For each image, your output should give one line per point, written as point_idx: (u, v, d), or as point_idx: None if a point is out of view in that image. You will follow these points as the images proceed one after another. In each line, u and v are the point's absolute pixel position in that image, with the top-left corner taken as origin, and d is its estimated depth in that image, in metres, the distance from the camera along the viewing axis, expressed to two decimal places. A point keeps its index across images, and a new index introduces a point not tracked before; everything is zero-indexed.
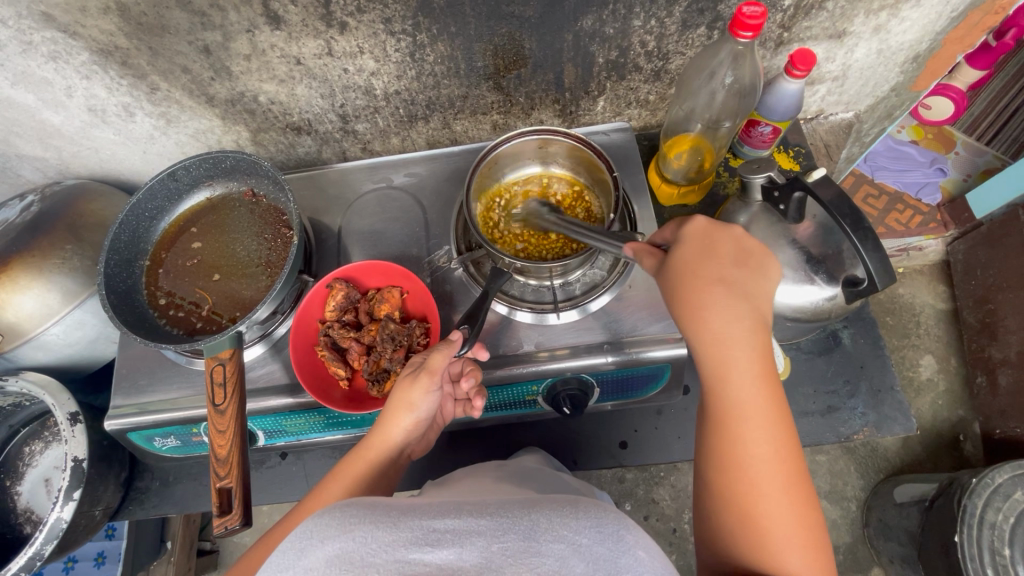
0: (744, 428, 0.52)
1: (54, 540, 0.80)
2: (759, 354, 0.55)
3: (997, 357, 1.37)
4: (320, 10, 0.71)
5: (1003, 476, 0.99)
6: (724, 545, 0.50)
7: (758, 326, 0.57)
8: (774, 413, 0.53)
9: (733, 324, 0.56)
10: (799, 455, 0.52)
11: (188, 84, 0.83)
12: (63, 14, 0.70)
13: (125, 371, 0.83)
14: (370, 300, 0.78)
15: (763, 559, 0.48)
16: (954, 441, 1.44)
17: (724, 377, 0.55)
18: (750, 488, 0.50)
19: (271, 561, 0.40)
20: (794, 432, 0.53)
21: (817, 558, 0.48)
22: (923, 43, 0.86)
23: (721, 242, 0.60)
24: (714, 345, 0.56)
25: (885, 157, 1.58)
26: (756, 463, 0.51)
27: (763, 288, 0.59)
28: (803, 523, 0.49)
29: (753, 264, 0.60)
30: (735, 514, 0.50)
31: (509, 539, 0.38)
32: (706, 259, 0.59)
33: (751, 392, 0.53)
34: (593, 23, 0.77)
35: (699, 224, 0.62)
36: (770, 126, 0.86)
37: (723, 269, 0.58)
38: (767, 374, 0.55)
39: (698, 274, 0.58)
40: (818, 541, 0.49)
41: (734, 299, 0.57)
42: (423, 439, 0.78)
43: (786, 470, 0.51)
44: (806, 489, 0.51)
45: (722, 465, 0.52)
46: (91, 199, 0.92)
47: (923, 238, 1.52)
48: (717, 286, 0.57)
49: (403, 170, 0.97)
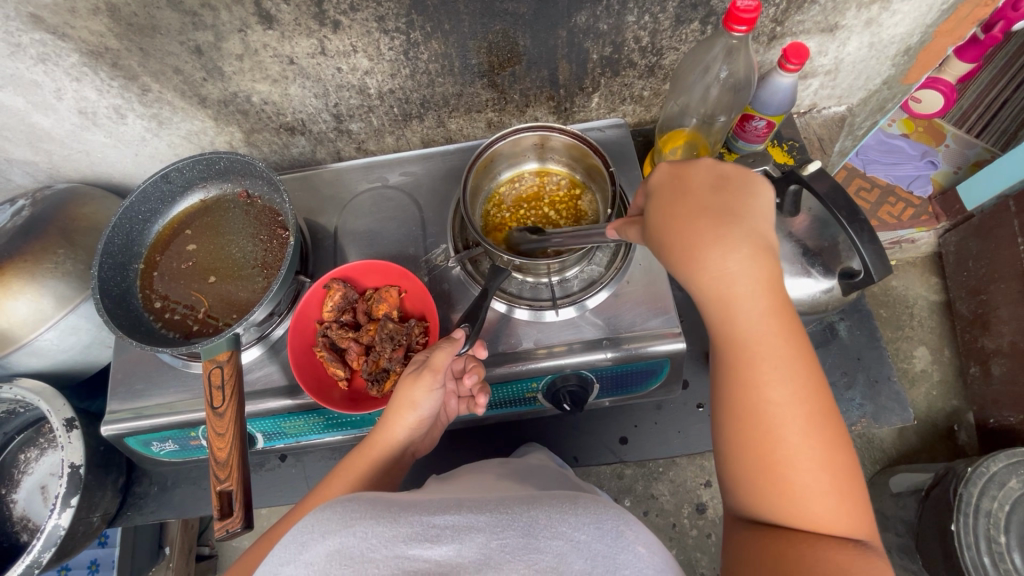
0: (757, 374, 0.49)
1: (53, 547, 0.79)
2: (766, 286, 0.50)
3: (990, 347, 1.39)
4: (313, 9, 0.70)
5: (998, 464, 1.00)
6: (746, 501, 0.49)
7: (760, 253, 0.51)
8: (790, 348, 0.49)
9: (732, 257, 0.50)
10: (819, 384, 0.50)
11: (180, 85, 0.82)
12: (52, 16, 0.69)
13: (121, 375, 0.82)
14: (367, 300, 0.78)
15: (787, 508, 0.47)
16: (948, 431, 1.46)
17: (732, 324, 0.51)
18: (769, 436, 0.48)
19: (272, 555, 0.40)
20: (812, 360, 0.50)
21: (846, 495, 0.47)
22: (914, 36, 0.87)
23: (695, 176, 0.56)
24: (716, 290, 0.51)
25: (877, 150, 1.59)
26: (774, 410, 0.48)
27: (757, 209, 0.53)
28: (830, 462, 0.47)
29: (739, 183, 0.54)
30: (755, 468, 0.49)
31: (508, 536, 0.38)
32: (683, 197, 0.54)
33: (759, 331, 0.50)
34: (587, 19, 0.77)
35: (664, 170, 0.58)
36: (764, 121, 0.85)
37: (707, 199, 0.53)
38: (777, 307, 0.50)
39: (682, 212, 0.53)
40: (847, 475, 0.47)
41: (726, 231, 0.51)
42: (428, 437, 0.78)
43: (809, 412, 0.48)
44: (835, 426, 0.49)
45: (739, 417, 0.50)
46: (83, 203, 0.91)
47: (915, 230, 1.53)
48: (708, 219, 0.52)
49: (398, 169, 0.97)
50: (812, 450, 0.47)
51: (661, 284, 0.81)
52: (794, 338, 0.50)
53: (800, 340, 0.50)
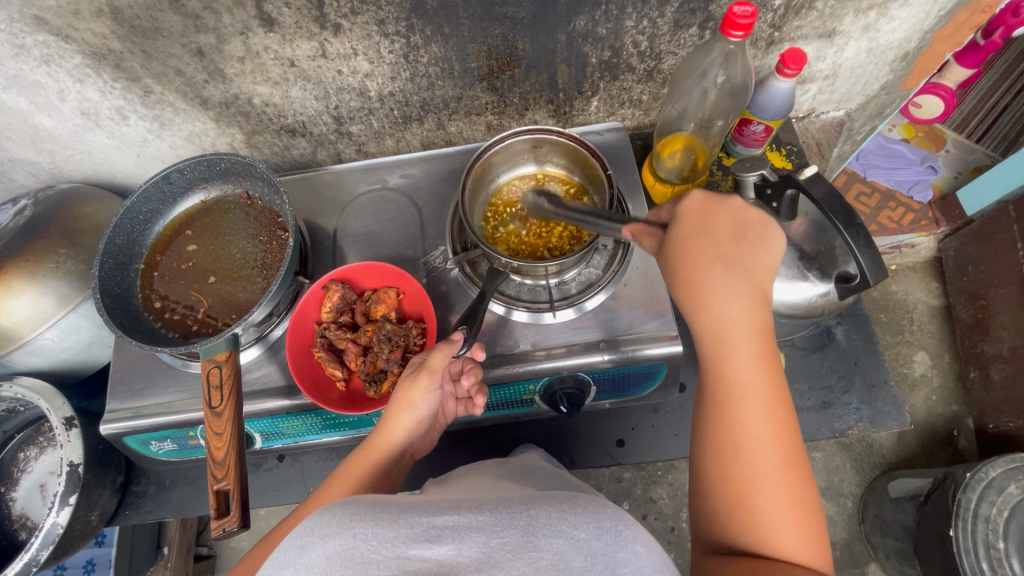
0: (743, 409, 0.52)
1: (51, 545, 0.80)
2: (760, 334, 0.54)
3: (989, 353, 1.39)
4: (314, 11, 0.71)
5: (997, 470, 1.00)
6: (719, 527, 0.51)
7: (758, 302, 0.55)
8: (773, 391, 0.52)
9: (733, 301, 0.54)
10: (796, 435, 0.52)
11: (181, 87, 0.83)
12: (55, 18, 0.70)
13: (120, 374, 0.83)
14: (366, 301, 0.78)
15: (756, 538, 0.48)
16: (948, 436, 1.45)
17: (725, 358, 0.53)
18: (748, 468, 0.50)
19: (272, 558, 0.40)
20: (792, 411, 0.53)
21: (810, 536, 0.48)
22: (912, 41, 0.87)
23: (718, 218, 0.58)
24: (715, 327, 0.54)
25: (876, 155, 1.60)
26: (757, 447, 0.50)
27: (763, 263, 0.57)
28: (800, 505, 0.49)
29: (754, 236, 0.58)
30: (729, 495, 0.50)
31: (508, 534, 0.38)
32: (701, 236, 0.57)
33: (750, 373, 0.53)
34: (586, 24, 0.78)
35: (695, 200, 0.59)
36: (762, 125, 0.86)
37: (722, 244, 0.56)
38: (767, 352, 0.54)
39: (695, 251, 0.56)
40: (812, 518, 0.49)
41: (734, 276, 0.55)
42: (427, 438, 0.78)
43: (782, 451, 0.50)
44: (803, 470, 0.51)
45: (719, 444, 0.52)
46: (84, 203, 0.92)
47: (915, 235, 1.54)
48: (718, 263, 0.55)
49: (398, 171, 0.98)
50: (786, 490, 0.49)
51: (659, 287, 0.81)
52: (780, 387, 0.53)
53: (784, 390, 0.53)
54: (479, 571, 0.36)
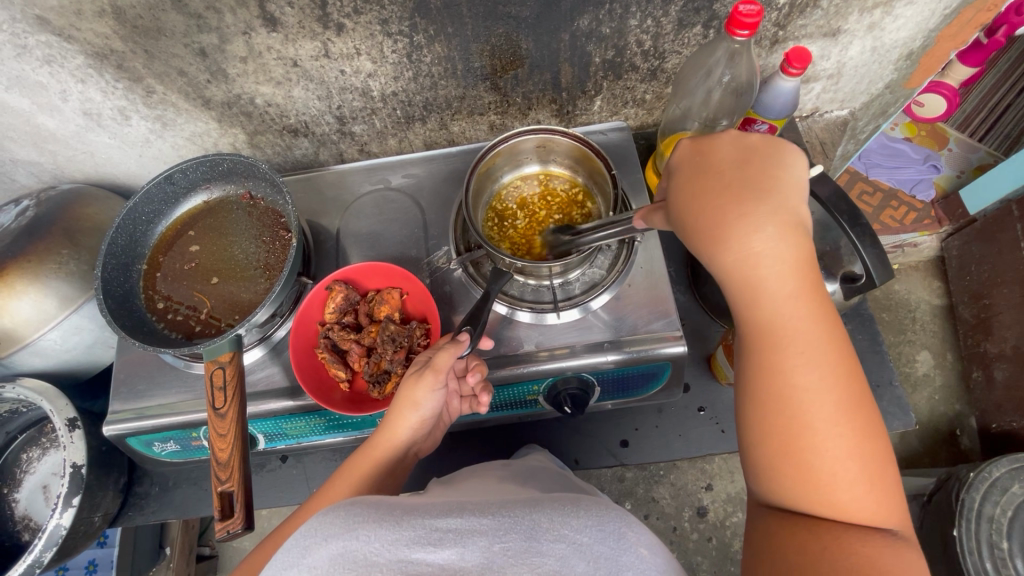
0: (786, 360, 0.47)
1: (53, 547, 0.79)
2: (797, 267, 0.48)
3: (992, 352, 1.38)
4: (317, 11, 0.71)
5: (1001, 470, 0.99)
6: (771, 487, 0.48)
7: (790, 229, 0.47)
8: (820, 333, 0.47)
9: (756, 237, 0.47)
10: (854, 376, 0.47)
11: (184, 87, 0.83)
12: (58, 18, 0.70)
13: (123, 375, 0.83)
14: (369, 302, 0.78)
15: (814, 498, 0.45)
16: (951, 436, 1.45)
17: (758, 307, 0.49)
18: (798, 422, 0.46)
19: (275, 559, 0.40)
20: (846, 348, 0.48)
21: (877, 485, 0.45)
22: (917, 40, 0.87)
23: (721, 149, 0.52)
24: (743, 271, 0.49)
25: (879, 154, 1.59)
26: (807, 399, 0.46)
27: (790, 182, 0.49)
28: (862, 454, 0.45)
29: (766, 157, 0.51)
30: (780, 458, 0.47)
31: (510, 539, 0.38)
32: (704, 175, 0.52)
33: (789, 316, 0.48)
34: (590, 23, 0.78)
35: (686, 147, 0.55)
36: (766, 124, 0.85)
37: (731, 176, 0.50)
38: (807, 289, 0.48)
39: (709, 187, 0.50)
40: (879, 464, 0.46)
41: (757, 206, 0.48)
42: (431, 438, 0.78)
43: (839, 399, 0.46)
44: (867, 415, 0.47)
45: (762, 404, 0.48)
46: (87, 204, 0.92)
47: (917, 235, 1.53)
48: (731, 197, 0.49)
49: (401, 171, 0.97)
50: (846, 439, 0.45)
51: (663, 288, 0.81)
52: (827, 324, 0.48)
53: (834, 325, 0.48)
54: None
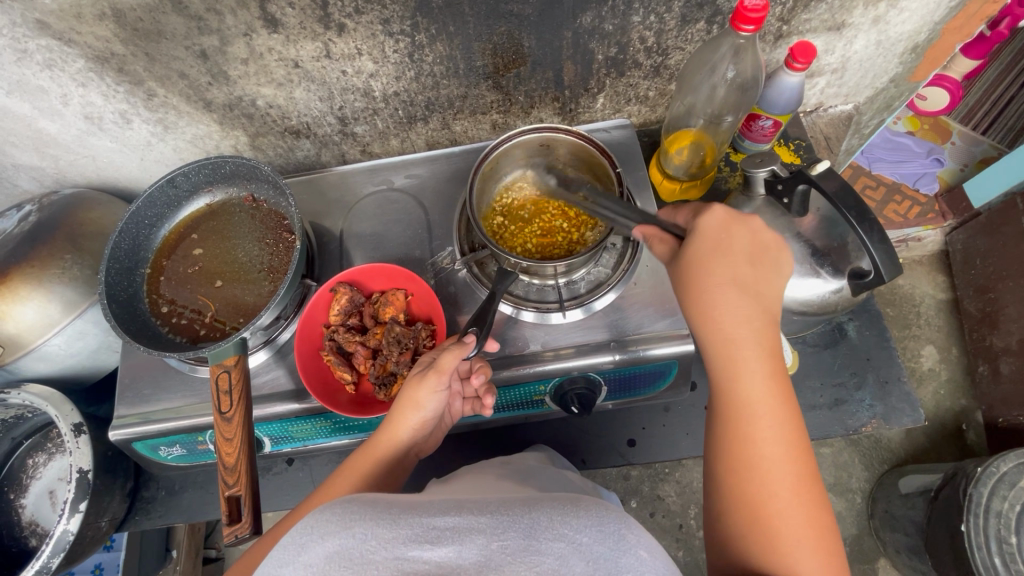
0: (756, 429, 0.52)
1: (62, 552, 0.79)
2: (768, 355, 0.55)
3: (998, 346, 1.37)
4: (318, 12, 0.70)
5: (1008, 465, 0.97)
6: (735, 549, 0.50)
7: (768, 323, 0.56)
8: (786, 412, 0.53)
9: (744, 321, 0.56)
10: (811, 458, 0.52)
11: (185, 90, 0.82)
12: (58, 22, 0.70)
13: (128, 380, 0.82)
14: (374, 303, 0.78)
15: (773, 561, 0.47)
16: (957, 430, 1.44)
17: (738, 378, 0.54)
18: (763, 491, 0.50)
19: (271, 556, 0.40)
20: (804, 432, 0.53)
21: (829, 561, 0.48)
22: (922, 33, 0.86)
23: (736, 235, 0.59)
24: (723, 346, 0.56)
25: (882, 148, 1.58)
26: (772, 467, 0.50)
27: (774, 286, 0.59)
28: (817, 529, 0.49)
29: (768, 258, 0.59)
30: (746, 519, 0.50)
31: (509, 537, 0.38)
32: (716, 255, 0.58)
33: (760, 393, 0.53)
34: (593, 20, 0.77)
35: (716, 217, 0.59)
36: (771, 120, 0.86)
37: (738, 265, 0.57)
38: (778, 374, 0.55)
39: (712, 268, 0.57)
40: (829, 542, 0.49)
41: (747, 298, 0.56)
42: (433, 438, 0.77)
43: (798, 472, 0.50)
44: (819, 494, 0.51)
45: (731, 465, 0.52)
46: (89, 209, 0.91)
47: (922, 229, 1.52)
48: (731, 283, 0.57)
49: (404, 171, 0.97)
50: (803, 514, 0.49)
51: (669, 286, 0.80)
52: (791, 407, 0.53)
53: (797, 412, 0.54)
54: (478, 574, 0.36)
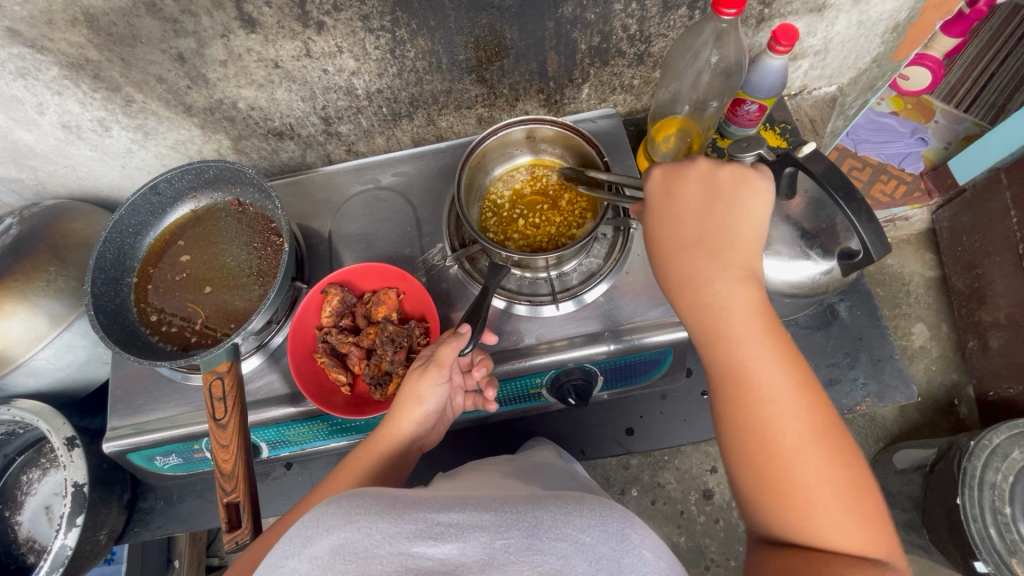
0: (753, 389, 0.51)
1: (60, 568, 0.78)
2: (754, 305, 0.54)
3: (987, 321, 1.39)
4: (296, 10, 0.69)
5: (1001, 437, 1.00)
6: (760, 520, 0.49)
7: (743, 274, 0.56)
8: (782, 361, 0.52)
9: (718, 281, 0.55)
10: (824, 404, 0.51)
11: (163, 94, 0.81)
12: (29, 29, 0.68)
13: (120, 391, 0.81)
14: (366, 302, 0.77)
15: (799, 524, 0.47)
16: (949, 405, 1.46)
17: (726, 341, 0.53)
18: (786, 462, 0.48)
19: (277, 547, 0.40)
20: (810, 378, 0.51)
21: (858, 508, 0.47)
22: (902, 12, 0.86)
23: (684, 192, 0.60)
24: (707, 311, 0.55)
25: (867, 130, 1.60)
26: (778, 424, 0.49)
27: (739, 227, 0.58)
28: (842, 478, 0.48)
29: (725, 200, 0.59)
30: (761, 488, 0.49)
31: (511, 536, 0.38)
32: (672, 220, 0.59)
33: (751, 347, 0.52)
34: (574, 10, 0.77)
35: (658, 175, 0.61)
36: (756, 104, 0.85)
37: (694, 223, 0.58)
38: (767, 322, 0.53)
39: (672, 237, 0.59)
40: (859, 489, 0.48)
41: (712, 255, 0.56)
42: (435, 432, 0.77)
43: (809, 421, 0.49)
44: (839, 438, 0.50)
45: (734, 433, 0.51)
46: (72, 219, 0.90)
47: (907, 208, 1.54)
48: (694, 246, 0.57)
49: (391, 169, 0.96)
50: (834, 478, 0.47)
51: None
52: (797, 362, 0.52)
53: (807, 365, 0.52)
54: (482, 573, 0.36)
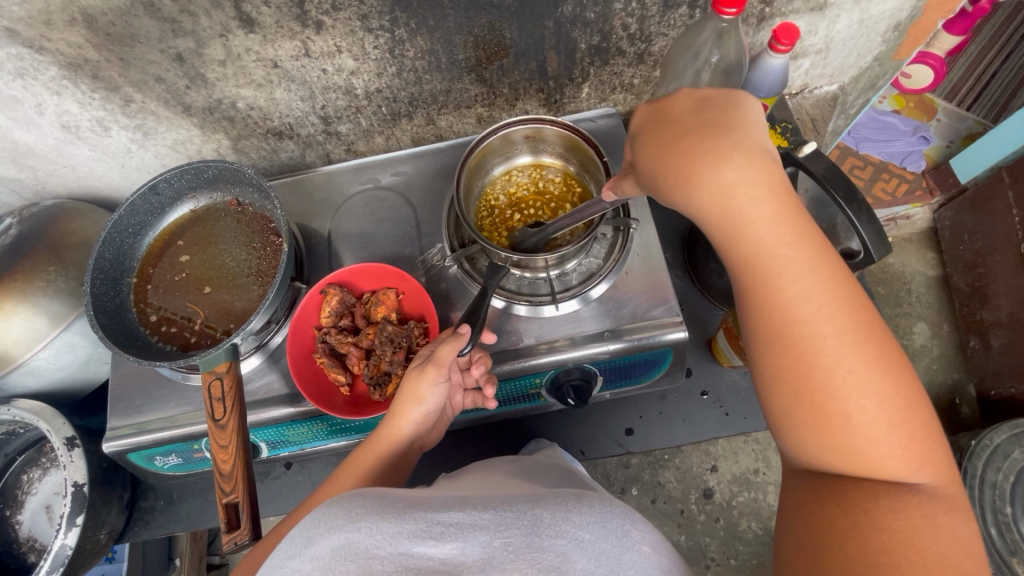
0: (784, 304, 0.46)
1: (60, 568, 0.78)
2: (782, 207, 0.45)
3: (988, 320, 1.39)
4: (294, 9, 0.69)
5: (1002, 436, 0.99)
6: (800, 447, 0.46)
7: (767, 168, 0.45)
8: (816, 272, 0.45)
9: (738, 180, 0.44)
10: (867, 318, 0.45)
11: (162, 94, 0.81)
12: (27, 29, 0.68)
13: (120, 391, 0.81)
14: (365, 303, 0.77)
15: (843, 450, 0.44)
16: (950, 404, 1.46)
17: (751, 253, 0.46)
18: (826, 394, 0.44)
19: (278, 549, 0.40)
20: (849, 289, 0.46)
21: (908, 428, 0.43)
22: (904, 11, 0.85)
23: (676, 101, 0.49)
24: (727, 221, 0.46)
25: (869, 128, 1.58)
26: (814, 341, 0.45)
27: (752, 120, 0.46)
28: (889, 398, 0.44)
29: (727, 97, 0.48)
30: (798, 413, 0.46)
31: (512, 534, 0.38)
32: (671, 124, 0.48)
33: (780, 254, 0.46)
34: (573, 9, 0.76)
35: (642, 112, 0.52)
36: (757, 103, 0.86)
37: (696, 122, 0.47)
38: (797, 226, 0.46)
39: (672, 139, 0.47)
40: (909, 406, 0.44)
41: (725, 149, 0.44)
42: (434, 432, 0.77)
43: (850, 338, 0.44)
44: (886, 351, 0.45)
45: (768, 354, 0.47)
46: (71, 219, 0.90)
47: (910, 207, 1.53)
48: (702, 141, 0.45)
49: (390, 169, 0.96)
50: (880, 399, 0.43)
51: (660, 274, 0.81)
52: (833, 272, 0.46)
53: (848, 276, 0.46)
54: (482, 572, 0.36)
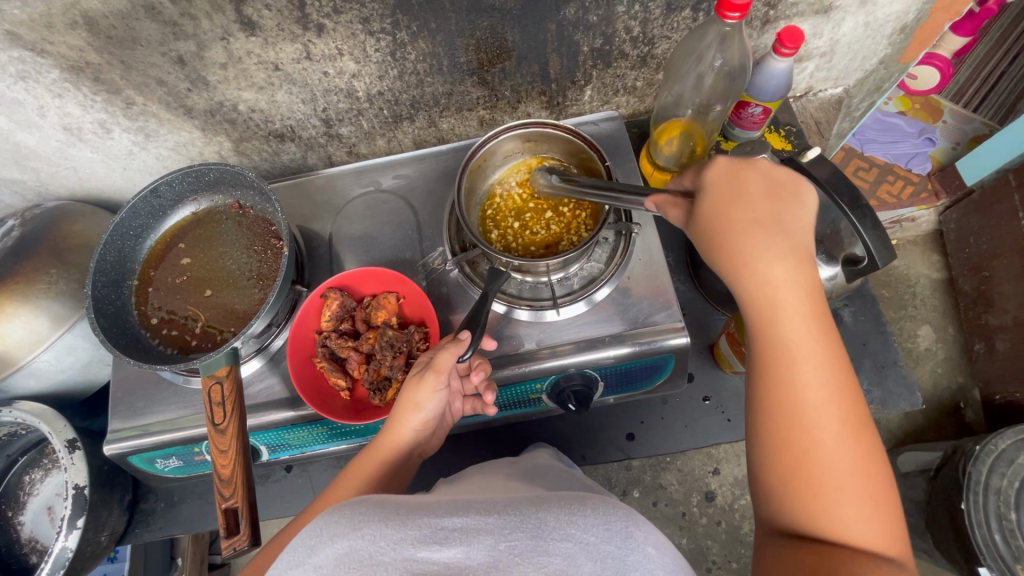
0: (796, 370, 0.48)
1: (61, 569, 0.79)
2: (809, 295, 0.51)
3: (994, 324, 1.38)
4: (296, 12, 0.69)
5: (1006, 441, 0.98)
6: (776, 507, 0.47)
7: (803, 263, 0.51)
8: (829, 354, 0.49)
9: (778, 260, 0.51)
10: (863, 412, 0.48)
11: (164, 97, 0.81)
12: (29, 32, 0.68)
13: (121, 394, 0.81)
14: (366, 307, 0.77)
15: (819, 517, 0.44)
16: (954, 409, 1.45)
17: (773, 320, 0.50)
18: (818, 462, 0.46)
19: (281, 559, 0.39)
20: (853, 380, 0.49)
21: (880, 513, 0.44)
22: (910, 13, 0.84)
23: (749, 179, 0.55)
24: (759, 291, 0.51)
25: (874, 129, 1.58)
26: (812, 409, 0.47)
27: (801, 217, 0.53)
28: (868, 480, 0.45)
29: (788, 192, 0.55)
30: (785, 472, 0.47)
31: (516, 538, 0.37)
32: (730, 202, 0.54)
33: (799, 330, 0.49)
34: (576, 11, 0.76)
35: (721, 164, 0.56)
36: (760, 106, 0.85)
37: (757, 206, 0.53)
38: (817, 314, 0.50)
39: (730, 216, 0.54)
40: (883, 496, 0.45)
41: (773, 236, 0.52)
42: (435, 439, 0.77)
43: (845, 418, 0.47)
44: (872, 443, 0.47)
45: (767, 412, 0.49)
46: (73, 221, 0.90)
47: (915, 209, 1.52)
48: (755, 224, 0.53)
49: (391, 172, 0.96)
50: (858, 481, 0.45)
51: (662, 278, 0.80)
52: (841, 360, 0.49)
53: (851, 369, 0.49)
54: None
